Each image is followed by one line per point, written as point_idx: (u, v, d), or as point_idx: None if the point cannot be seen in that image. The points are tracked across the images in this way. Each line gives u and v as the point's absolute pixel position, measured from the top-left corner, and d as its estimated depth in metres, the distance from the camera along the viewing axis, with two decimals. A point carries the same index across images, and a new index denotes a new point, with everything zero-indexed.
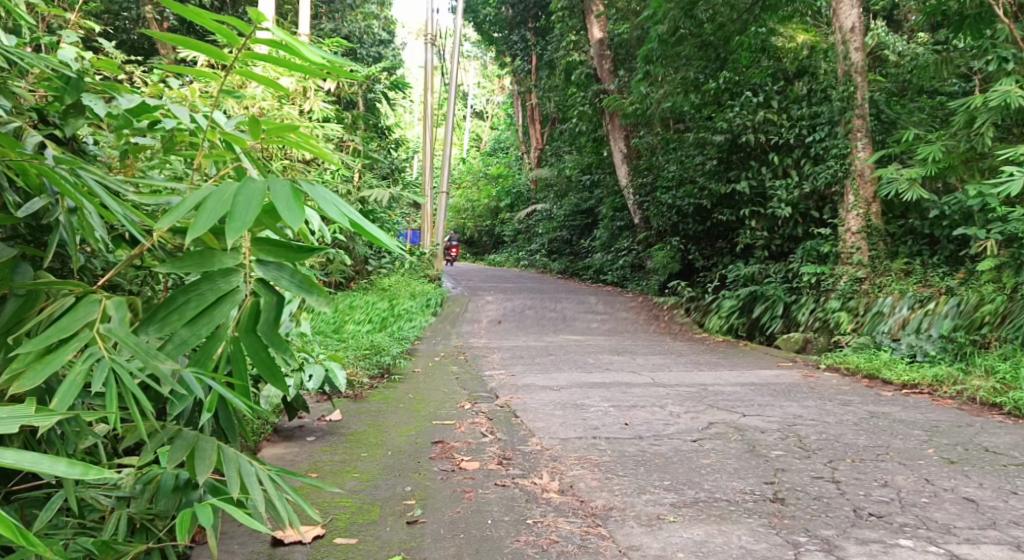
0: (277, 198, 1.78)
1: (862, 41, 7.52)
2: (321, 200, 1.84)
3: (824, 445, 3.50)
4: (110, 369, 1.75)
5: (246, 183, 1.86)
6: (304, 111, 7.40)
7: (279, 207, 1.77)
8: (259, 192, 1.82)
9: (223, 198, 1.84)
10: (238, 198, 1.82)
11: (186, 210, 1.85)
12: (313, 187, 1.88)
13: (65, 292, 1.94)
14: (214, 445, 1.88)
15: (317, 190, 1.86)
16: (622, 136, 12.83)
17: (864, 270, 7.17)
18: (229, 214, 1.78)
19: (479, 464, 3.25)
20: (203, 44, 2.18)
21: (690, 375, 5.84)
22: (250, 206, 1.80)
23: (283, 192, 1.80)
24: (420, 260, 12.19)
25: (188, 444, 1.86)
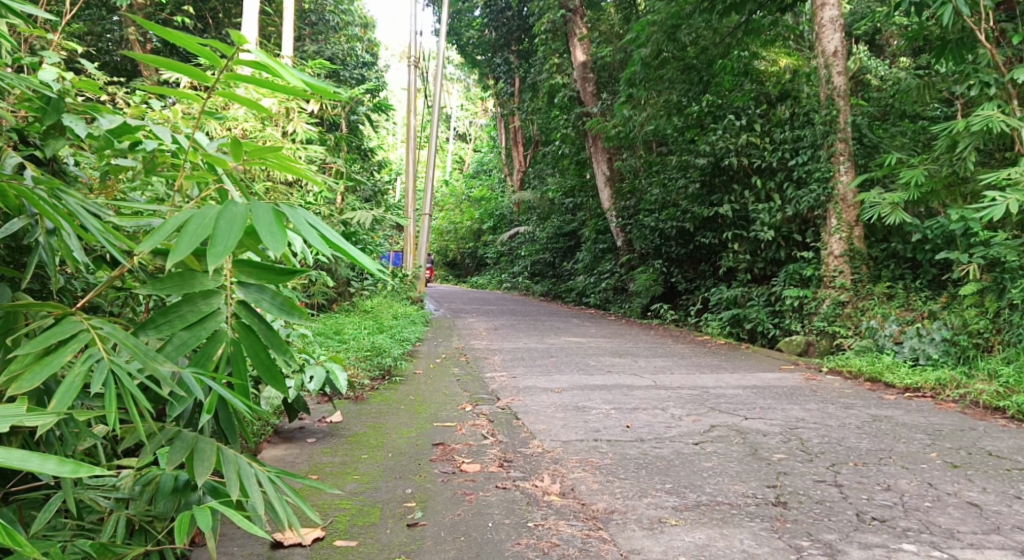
0: (258, 223, 1.80)
1: (843, 65, 7.80)
2: (301, 223, 1.87)
3: (826, 449, 3.48)
4: (110, 371, 1.75)
5: (226, 206, 1.88)
6: (287, 131, 7.95)
7: (261, 230, 1.79)
8: (240, 215, 1.84)
9: (203, 222, 1.85)
10: (219, 222, 1.83)
11: (166, 235, 1.86)
12: (294, 211, 1.90)
13: (45, 313, 1.89)
14: (214, 448, 1.87)
15: (298, 214, 1.89)
16: (605, 158, 13.38)
17: (847, 294, 7.25)
18: (211, 239, 1.79)
19: (480, 466, 3.24)
20: (179, 65, 2.24)
21: (692, 377, 5.82)
22: (230, 232, 1.82)
23: (264, 216, 1.82)
24: (403, 283, 12.04)
25: (187, 445, 1.85)
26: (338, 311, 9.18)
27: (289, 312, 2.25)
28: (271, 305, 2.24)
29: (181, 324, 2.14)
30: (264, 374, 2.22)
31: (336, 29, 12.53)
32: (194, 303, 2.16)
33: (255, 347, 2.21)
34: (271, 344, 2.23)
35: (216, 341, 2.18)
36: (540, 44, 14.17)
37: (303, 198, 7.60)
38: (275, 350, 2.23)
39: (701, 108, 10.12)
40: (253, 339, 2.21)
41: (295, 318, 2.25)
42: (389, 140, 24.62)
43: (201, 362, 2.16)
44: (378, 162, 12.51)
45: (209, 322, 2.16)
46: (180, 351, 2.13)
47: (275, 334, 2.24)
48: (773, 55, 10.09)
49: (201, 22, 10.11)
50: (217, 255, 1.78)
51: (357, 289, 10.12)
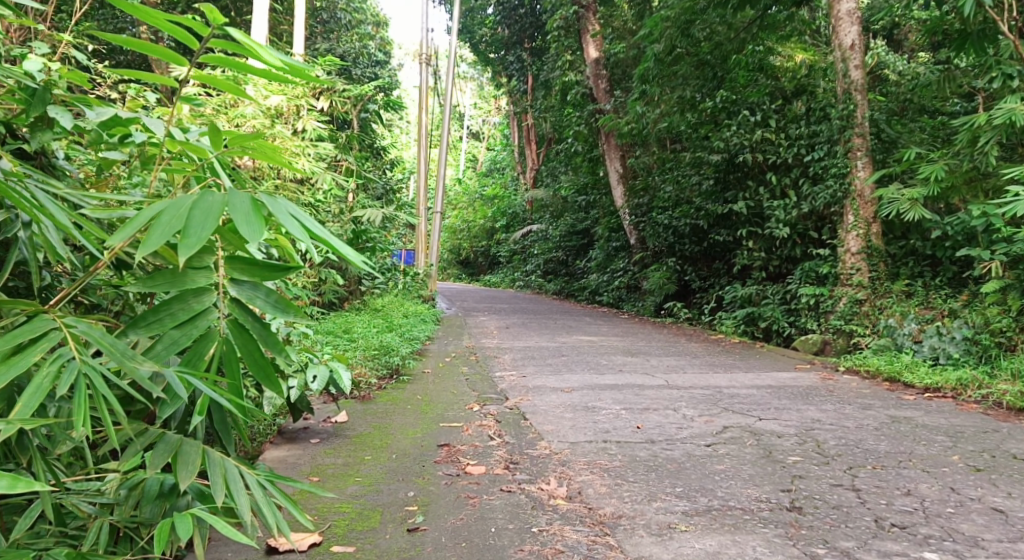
0: (234, 214, 1.74)
1: (861, 59, 7.63)
2: (280, 214, 1.81)
3: (843, 451, 3.37)
4: (80, 372, 1.69)
5: (202, 196, 1.81)
6: (297, 129, 7.89)
7: (236, 222, 1.73)
8: (217, 206, 1.78)
9: (177, 213, 1.78)
10: (193, 213, 1.77)
11: (139, 225, 1.80)
12: (273, 201, 1.85)
13: (17, 311, 1.82)
14: (198, 450, 1.84)
15: (277, 204, 1.83)
16: (618, 155, 13.26)
17: (864, 292, 7.10)
18: (184, 230, 1.73)
19: (485, 469, 3.15)
20: (158, 48, 2.26)
21: (705, 377, 5.71)
22: (204, 222, 1.76)
23: (242, 209, 1.76)
24: (414, 281, 11.96)
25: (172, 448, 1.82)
26: (349, 309, 9.13)
27: (283, 308, 2.17)
28: (265, 301, 2.16)
29: (170, 322, 2.07)
30: (257, 373, 2.14)
31: (348, 27, 12.50)
32: (186, 301, 2.09)
33: (248, 345, 2.13)
34: (264, 342, 2.15)
35: (207, 340, 2.10)
36: (553, 40, 14.07)
37: (313, 196, 7.55)
38: (269, 348, 2.15)
39: (715, 104, 9.96)
40: (246, 338, 2.13)
41: (289, 314, 2.16)
42: (403, 139, 24.63)
43: (191, 362, 2.09)
44: (391, 160, 12.47)
45: (199, 320, 2.09)
46: (169, 350, 2.06)
47: (269, 332, 2.16)
48: (788, 49, 9.75)
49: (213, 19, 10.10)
50: (190, 246, 1.72)
51: (369, 287, 10.07)
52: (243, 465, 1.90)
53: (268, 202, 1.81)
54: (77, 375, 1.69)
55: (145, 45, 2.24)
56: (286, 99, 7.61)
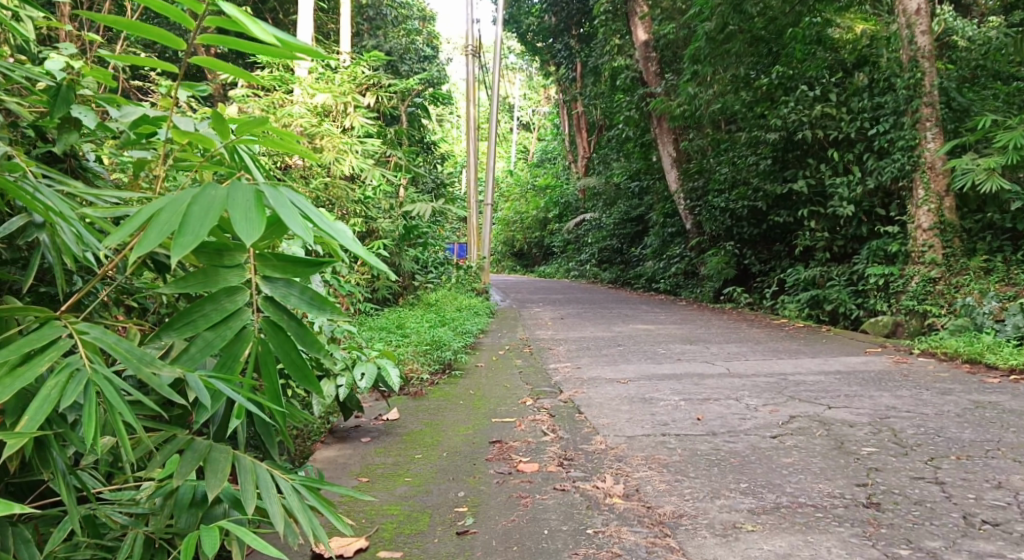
0: (234, 214, 1.67)
1: (928, 24, 7.20)
2: (283, 207, 1.74)
3: (922, 441, 3.13)
4: (89, 382, 1.66)
5: (204, 191, 1.75)
6: (346, 127, 7.88)
7: (236, 220, 1.66)
8: (217, 201, 1.72)
9: (176, 210, 1.72)
10: (191, 210, 1.70)
11: (138, 224, 1.74)
12: (276, 196, 1.77)
13: (33, 317, 1.79)
14: (227, 457, 1.82)
15: (281, 199, 1.76)
16: (671, 139, 12.94)
17: (939, 270, 6.71)
18: (180, 229, 1.67)
19: (538, 466, 3.03)
20: (156, 30, 2.01)
21: (769, 364, 5.48)
22: (203, 220, 1.69)
23: (243, 206, 1.69)
24: (467, 274, 11.87)
25: (198, 456, 1.80)
26: (403, 305, 9.11)
27: (320, 305, 2.09)
28: (301, 300, 2.08)
29: (204, 323, 1.99)
30: (295, 375, 2.07)
31: (395, 23, 12.48)
32: (219, 301, 2.01)
33: (285, 346, 2.04)
34: (303, 343, 2.07)
35: (242, 341, 2.02)
36: (600, 25, 13.79)
37: (363, 193, 7.53)
38: (306, 348, 2.07)
39: (771, 80, 9.59)
40: (283, 339, 2.05)
41: (327, 313, 2.09)
42: (453, 132, 24.62)
43: (227, 364, 2.01)
44: (442, 155, 12.43)
45: (232, 320, 2.01)
46: (204, 354, 1.98)
47: (307, 332, 2.08)
48: (847, 21, 9.42)
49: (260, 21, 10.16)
50: (185, 245, 1.65)
51: (422, 282, 10.06)
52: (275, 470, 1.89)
53: (268, 196, 1.74)
54: (86, 385, 1.66)
55: (144, 29, 1.98)
56: (332, 97, 7.59)
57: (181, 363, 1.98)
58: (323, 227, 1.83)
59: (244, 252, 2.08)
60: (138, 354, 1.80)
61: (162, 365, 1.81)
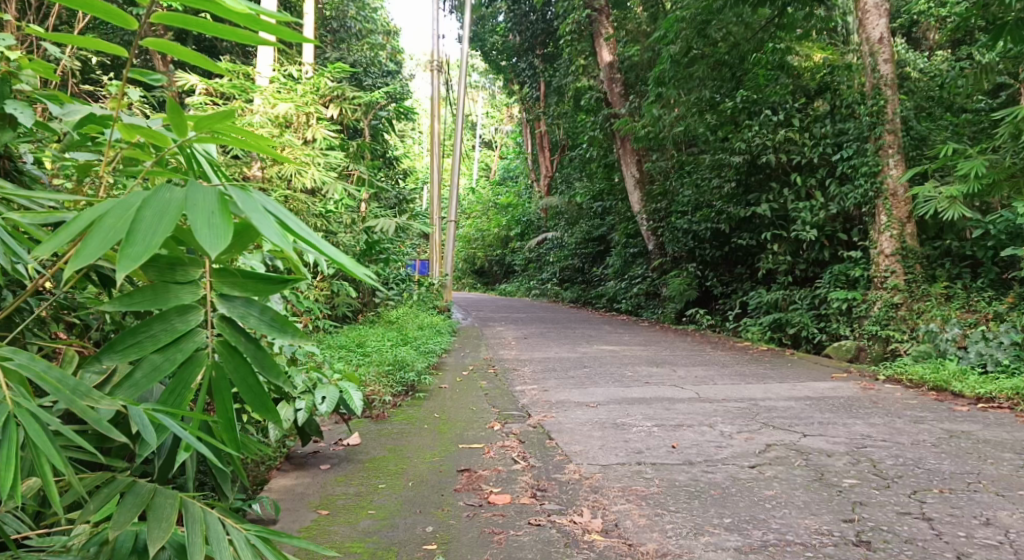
0: (196, 220, 1.51)
1: (891, 52, 7.29)
2: (252, 212, 1.58)
3: (903, 472, 3.06)
4: (10, 416, 1.52)
5: (156, 193, 1.57)
6: (308, 138, 7.67)
7: (197, 227, 1.50)
8: (173, 204, 1.54)
9: (124, 214, 1.54)
10: (142, 213, 1.53)
11: (78, 229, 1.56)
12: (244, 198, 1.62)
13: None
14: (173, 503, 1.63)
15: (250, 202, 1.60)
16: (634, 160, 12.95)
17: (901, 295, 6.74)
18: (128, 237, 1.50)
19: (510, 498, 2.87)
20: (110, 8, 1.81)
21: (738, 388, 5.41)
22: (155, 226, 1.52)
23: (205, 210, 1.53)
24: (429, 291, 11.66)
25: (142, 500, 1.62)
26: (363, 322, 8.88)
27: (282, 328, 1.93)
28: (260, 321, 1.91)
29: (151, 346, 1.81)
30: (252, 404, 1.90)
31: (359, 36, 12.29)
32: (168, 322, 1.84)
33: (242, 371, 1.87)
34: (261, 368, 1.91)
35: (193, 365, 1.84)
36: (565, 45, 13.77)
37: (325, 207, 7.32)
38: (266, 373, 1.90)
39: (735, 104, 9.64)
40: (239, 363, 1.88)
41: (289, 336, 1.93)
42: (416, 147, 24.45)
43: (177, 390, 1.83)
44: (404, 169, 12.27)
45: (182, 343, 1.83)
46: (152, 379, 1.81)
47: (265, 354, 1.92)
48: (806, 50, 9.66)
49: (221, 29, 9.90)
50: (135, 255, 1.48)
51: (383, 299, 9.85)
52: (227, 518, 1.70)
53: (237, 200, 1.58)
54: (7, 419, 1.52)
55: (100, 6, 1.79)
56: (293, 107, 7.38)
57: (124, 389, 1.80)
58: (295, 231, 1.67)
59: (200, 267, 1.92)
60: (69, 383, 1.66)
61: (99, 395, 1.68)
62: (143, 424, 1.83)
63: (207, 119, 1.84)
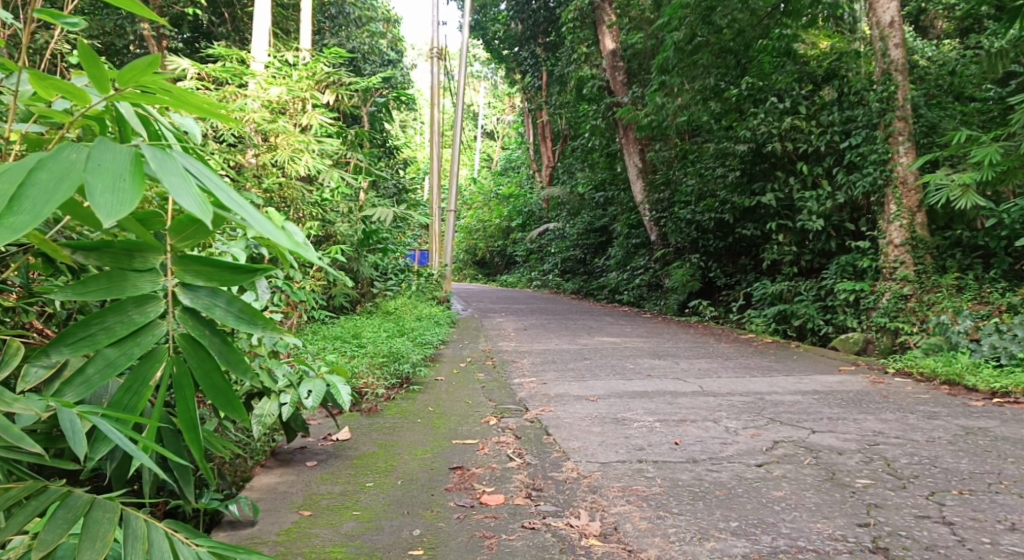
0: (96, 188, 1.35)
1: (902, 37, 7.08)
2: (166, 177, 1.43)
3: (920, 472, 2.90)
4: None
5: (53, 155, 1.41)
6: (303, 125, 7.49)
7: (98, 195, 1.35)
8: (73, 169, 1.39)
9: (15, 179, 1.38)
10: (33, 180, 1.37)
11: None
12: (157, 159, 1.46)
13: None
14: (112, 516, 1.53)
15: (165, 165, 1.45)
16: (637, 150, 12.75)
17: (910, 286, 6.58)
18: (17, 205, 1.33)
19: (503, 498, 2.72)
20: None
21: (743, 382, 5.24)
22: (47, 193, 1.36)
23: (108, 177, 1.38)
24: (428, 282, 11.49)
25: (77, 514, 1.51)
26: (360, 313, 8.72)
27: (250, 320, 1.77)
28: (226, 312, 1.75)
29: (105, 339, 1.65)
30: (217, 402, 1.76)
31: (357, 23, 12.05)
32: (124, 313, 1.67)
33: (207, 367, 1.72)
34: (226, 364, 1.76)
35: (152, 361, 1.68)
36: (567, 33, 13.52)
37: (320, 195, 7.15)
38: (232, 370, 1.76)
39: (740, 91, 9.38)
40: (203, 358, 1.72)
41: (258, 329, 1.77)
42: (417, 137, 24.19)
43: (133, 388, 1.68)
44: (404, 159, 12.08)
45: (139, 337, 1.67)
46: (105, 376, 1.65)
47: (230, 349, 1.76)
48: (812, 37, 9.38)
49: (216, 14, 9.70)
50: (23, 225, 1.32)
51: (381, 290, 9.68)
52: (176, 533, 1.61)
53: (149, 161, 1.44)
54: None
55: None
56: (286, 92, 7.18)
57: (75, 386, 1.65)
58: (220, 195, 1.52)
59: (159, 252, 1.73)
60: None
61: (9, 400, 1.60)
62: (73, 430, 1.68)
63: (131, 69, 1.65)
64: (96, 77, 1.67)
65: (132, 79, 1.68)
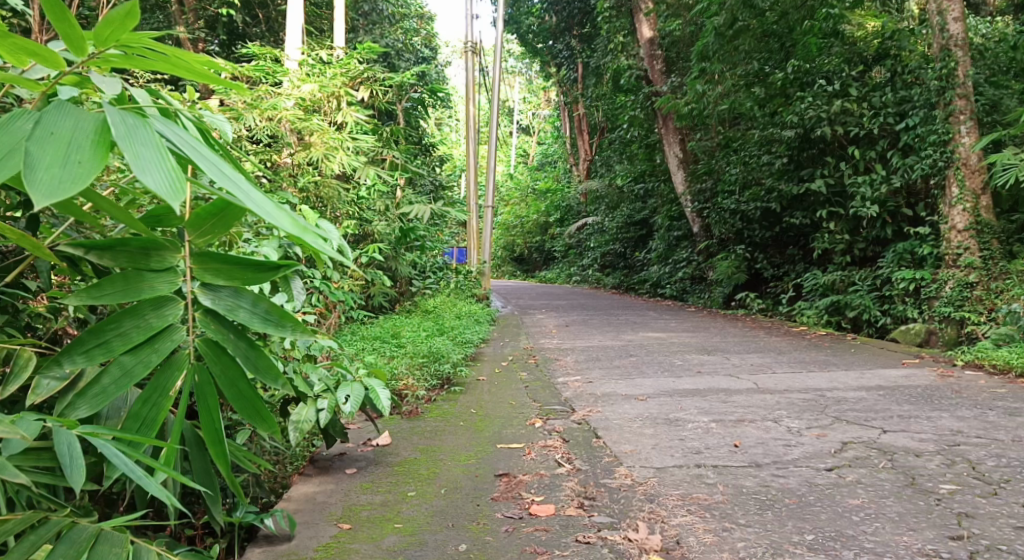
0: (43, 161, 1.21)
1: (961, 10, 6.71)
2: (131, 146, 1.26)
3: (1010, 476, 2.64)
4: None
5: (5, 125, 1.28)
6: (337, 123, 7.38)
7: (46, 167, 1.20)
8: (21, 140, 1.25)
9: None
10: None
11: None
12: (123, 123, 1.30)
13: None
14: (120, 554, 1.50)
15: (130, 132, 1.29)
16: (677, 139, 12.42)
17: (976, 274, 6.23)
18: None
19: (554, 509, 2.54)
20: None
21: (800, 377, 4.98)
22: None
23: (58, 149, 1.23)
24: (467, 279, 11.34)
25: (80, 551, 1.48)
26: (399, 312, 8.61)
27: (278, 322, 1.61)
28: (251, 315, 1.60)
29: (120, 347, 1.51)
30: (244, 413, 1.62)
31: (391, 20, 11.92)
32: (141, 317, 1.52)
33: (232, 375, 1.58)
34: (254, 370, 1.61)
35: (172, 369, 1.54)
36: (604, 22, 13.25)
37: (356, 194, 7.04)
38: (261, 377, 1.61)
39: (786, 75, 9.08)
40: (227, 366, 1.57)
41: (287, 333, 1.62)
42: (453, 135, 24.08)
43: (150, 398, 1.54)
44: (440, 156, 11.96)
45: (157, 343, 1.52)
46: (122, 387, 1.51)
47: (257, 354, 1.61)
48: (857, 17, 9.04)
49: (250, 15, 9.66)
50: None
51: (420, 288, 9.56)
52: None
53: (114, 128, 1.27)
54: None
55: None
56: (319, 89, 7.07)
57: (91, 398, 1.52)
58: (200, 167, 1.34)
59: (178, 250, 1.57)
60: None
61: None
62: (70, 455, 1.48)
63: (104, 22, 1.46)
64: (71, 38, 1.49)
65: (110, 36, 1.51)
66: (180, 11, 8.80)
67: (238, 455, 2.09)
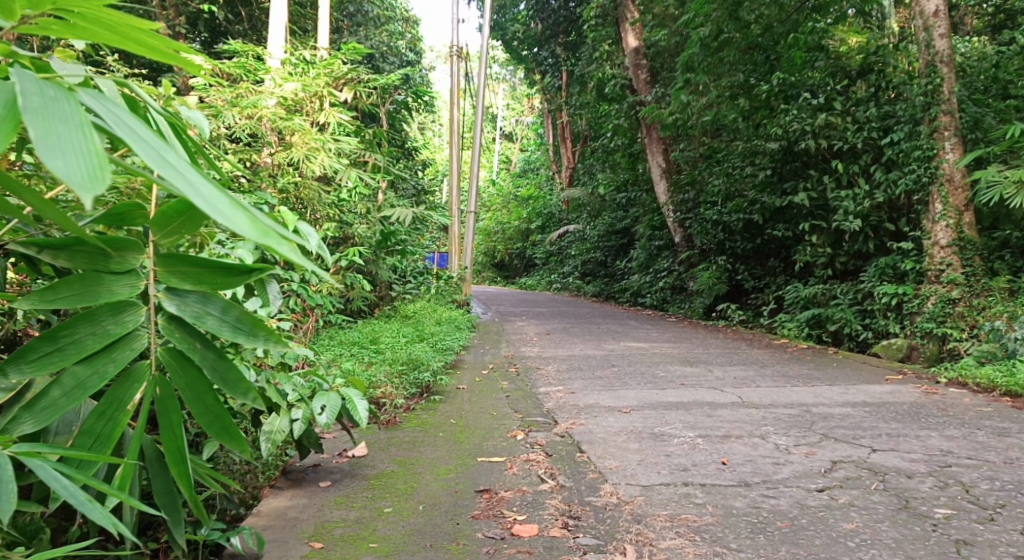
0: None
1: (947, 26, 6.73)
2: (39, 124, 1.06)
3: (1005, 500, 2.59)
4: None
5: None
6: (318, 123, 7.24)
7: None
8: None
9: None
10: None
11: None
12: (37, 100, 1.10)
13: None
14: None
15: (43, 110, 1.08)
16: (660, 149, 12.41)
17: (959, 290, 6.23)
18: None
19: (536, 529, 2.43)
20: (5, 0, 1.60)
21: (784, 392, 4.91)
22: None
23: None
24: (447, 285, 11.21)
25: None
26: (379, 317, 8.48)
27: (251, 332, 1.47)
28: (221, 323, 1.46)
29: (73, 356, 1.37)
30: (211, 429, 1.49)
31: (376, 22, 11.77)
32: (98, 323, 1.40)
33: (197, 388, 1.44)
34: (221, 384, 1.47)
35: (132, 381, 1.42)
36: (589, 30, 13.19)
37: (337, 196, 6.90)
38: (230, 392, 1.48)
39: (771, 87, 9.06)
40: (193, 378, 1.44)
41: (260, 343, 1.48)
42: (436, 139, 23.94)
43: (107, 412, 1.42)
44: (422, 160, 11.86)
45: (113, 351, 1.39)
46: (74, 400, 1.38)
47: (226, 366, 1.48)
48: (841, 33, 9.07)
49: (232, 12, 9.50)
50: None
51: (400, 293, 9.44)
52: None
53: (23, 101, 1.09)
54: None
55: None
56: (301, 89, 6.93)
57: (39, 412, 1.39)
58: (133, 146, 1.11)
59: (140, 252, 1.43)
60: None
61: None
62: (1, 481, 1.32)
63: None
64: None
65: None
66: (160, 6, 8.61)
67: (202, 473, 1.96)
